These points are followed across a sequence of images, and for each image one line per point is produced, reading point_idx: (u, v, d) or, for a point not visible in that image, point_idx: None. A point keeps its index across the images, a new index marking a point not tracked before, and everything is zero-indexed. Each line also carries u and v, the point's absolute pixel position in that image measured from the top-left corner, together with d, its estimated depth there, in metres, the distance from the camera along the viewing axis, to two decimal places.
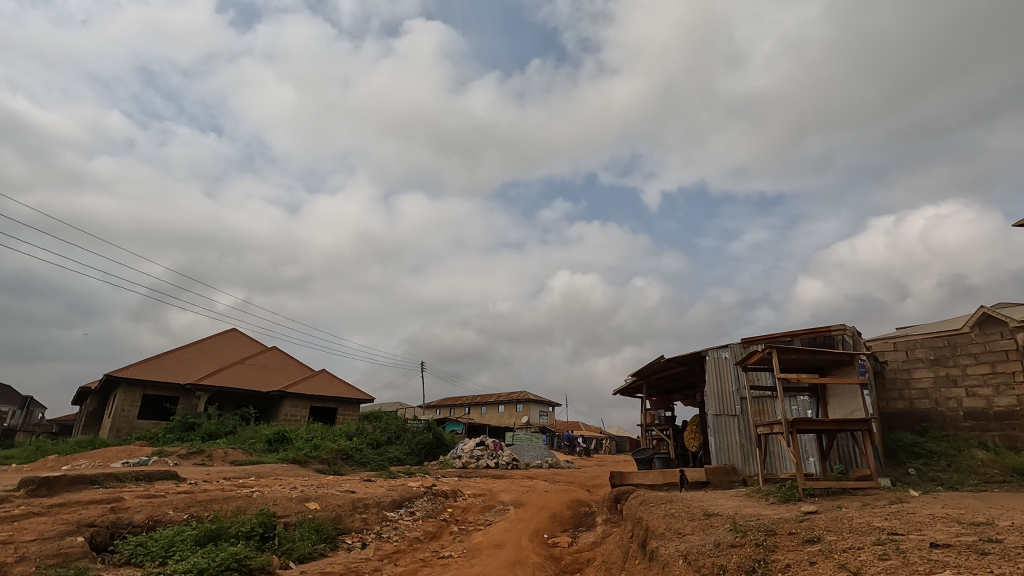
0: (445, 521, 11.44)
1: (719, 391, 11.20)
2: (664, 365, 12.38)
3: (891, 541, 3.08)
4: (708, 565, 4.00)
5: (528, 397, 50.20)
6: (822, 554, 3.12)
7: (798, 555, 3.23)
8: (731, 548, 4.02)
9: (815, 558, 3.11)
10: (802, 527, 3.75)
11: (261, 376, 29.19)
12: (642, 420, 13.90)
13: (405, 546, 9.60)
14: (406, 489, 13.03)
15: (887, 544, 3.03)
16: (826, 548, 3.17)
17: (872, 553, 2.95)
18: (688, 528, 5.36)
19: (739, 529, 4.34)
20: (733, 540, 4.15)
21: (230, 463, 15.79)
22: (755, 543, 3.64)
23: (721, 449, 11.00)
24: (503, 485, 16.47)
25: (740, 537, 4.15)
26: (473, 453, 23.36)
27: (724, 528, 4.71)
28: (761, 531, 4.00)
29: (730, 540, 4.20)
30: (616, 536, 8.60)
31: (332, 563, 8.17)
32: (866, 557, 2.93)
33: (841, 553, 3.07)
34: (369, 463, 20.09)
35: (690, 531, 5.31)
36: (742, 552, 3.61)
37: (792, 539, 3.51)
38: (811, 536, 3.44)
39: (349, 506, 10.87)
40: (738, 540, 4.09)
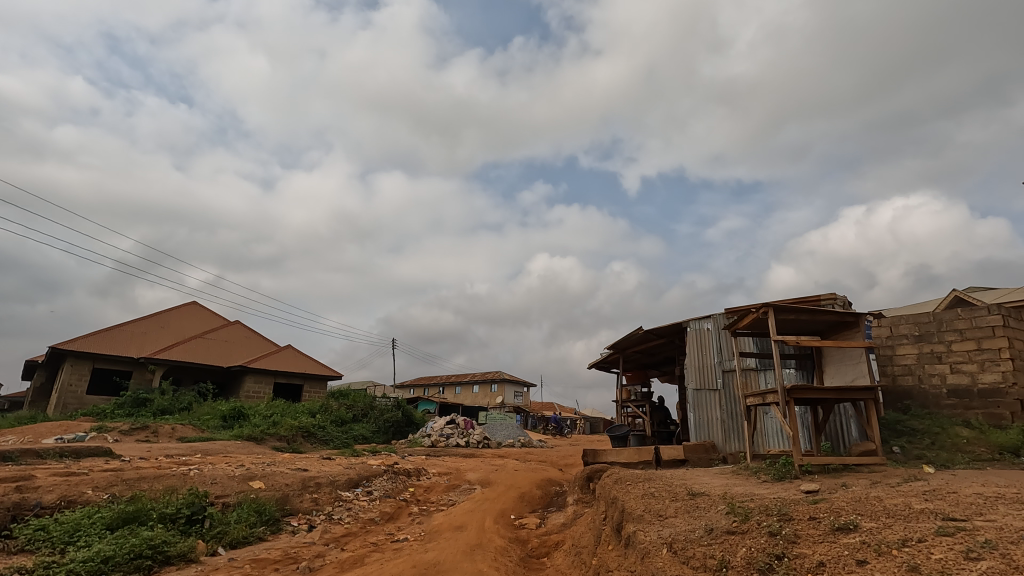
0: (405, 501, 10.60)
1: (701, 364, 10.51)
2: (642, 337, 11.64)
3: (963, 533, 2.35)
4: (701, 557, 3.22)
5: (502, 377, 49.62)
6: (875, 550, 2.37)
7: (835, 550, 2.48)
8: (732, 536, 3.23)
9: (865, 555, 2.36)
10: (825, 511, 2.98)
11: (222, 350, 27.85)
12: (618, 396, 13.19)
13: (357, 529, 8.72)
14: (365, 468, 12.14)
15: (962, 539, 2.30)
16: (878, 542, 2.42)
17: (952, 551, 2.21)
18: (671, 510, 4.58)
19: (737, 512, 3.57)
20: (733, 526, 3.36)
21: (178, 440, 14.67)
22: (770, 532, 2.86)
23: (700, 425, 10.33)
24: (471, 464, 15.71)
25: (741, 523, 3.37)
26: (443, 432, 22.57)
27: (716, 510, 3.94)
28: (769, 516, 3.23)
29: (727, 526, 3.42)
30: (588, 519, 7.85)
31: (269, 548, 7.23)
32: (946, 557, 2.18)
33: (902, 548, 2.32)
34: (332, 441, 19.12)
35: (674, 514, 4.53)
36: (755, 543, 2.83)
37: (818, 527, 2.74)
38: (847, 523, 2.69)
39: (298, 485, 9.93)
40: (740, 526, 3.32)
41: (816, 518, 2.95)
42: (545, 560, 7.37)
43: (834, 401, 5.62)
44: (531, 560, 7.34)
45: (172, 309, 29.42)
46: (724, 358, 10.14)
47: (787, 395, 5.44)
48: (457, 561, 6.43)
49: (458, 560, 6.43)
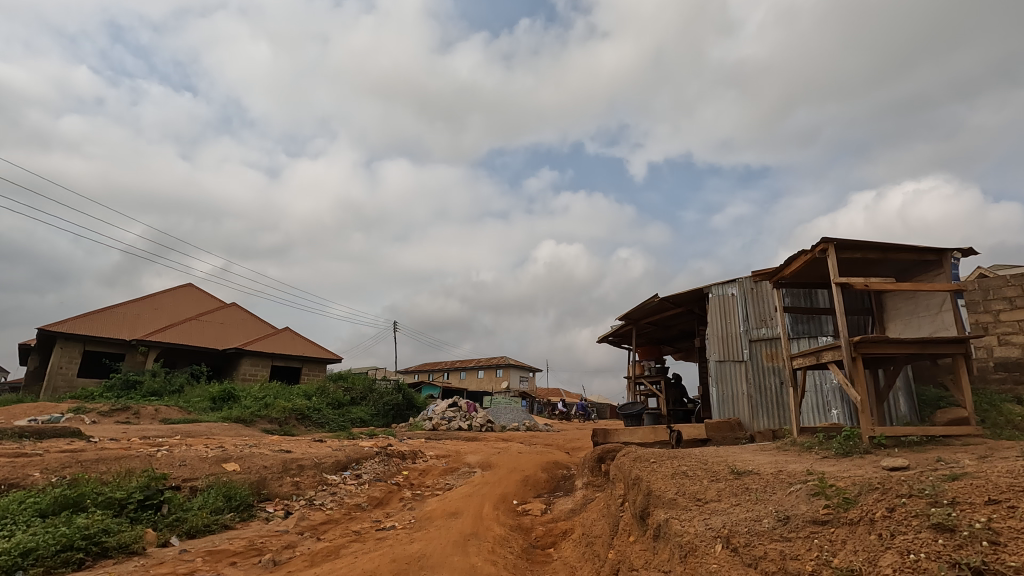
0: (398, 485, 9.65)
1: (724, 334, 9.43)
2: (657, 307, 10.56)
3: None
4: (799, 560, 2.20)
5: (508, 362, 48.73)
6: None
7: None
8: (850, 529, 2.25)
9: None
10: (1007, 492, 2.09)
11: (218, 332, 27.04)
12: (630, 372, 12.14)
13: (340, 516, 7.76)
14: (357, 450, 11.20)
15: None
16: None
17: None
18: (714, 495, 3.56)
19: (826, 493, 2.56)
20: (833, 515, 2.37)
21: (160, 421, 13.79)
22: (953, 529, 1.96)
23: (723, 401, 9.27)
24: (473, 446, 14.78)
25: (843, 510, 2.37)
26: (445, 415, 21.70)
27: (784, 492, 2.92)
28: (903, 497, 2.27)
29: (825, 516, 2.40)
30: (601, 503, 6.85)
31: (233, 538, 6.27)
32: None
33: None
34: (328, 424, 18.25)
35: (718, 498, 3.49)
36: (937, 546, 1.91)
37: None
38: None
39: (280, 467, 9.02)
40: (848, 516, 2.31)
41: (1004, 503, 2.04)
42: (551, 552, 6.37)
43: (906, 357, 4.56)
44: (535, 551, 6.35)
45: (167, 291, 28.61)
46: (752, 327, 9.08)
47: (854, 349, 4.40)
48: (448, 553, 5.43)
49: (448, 553, 5.43)
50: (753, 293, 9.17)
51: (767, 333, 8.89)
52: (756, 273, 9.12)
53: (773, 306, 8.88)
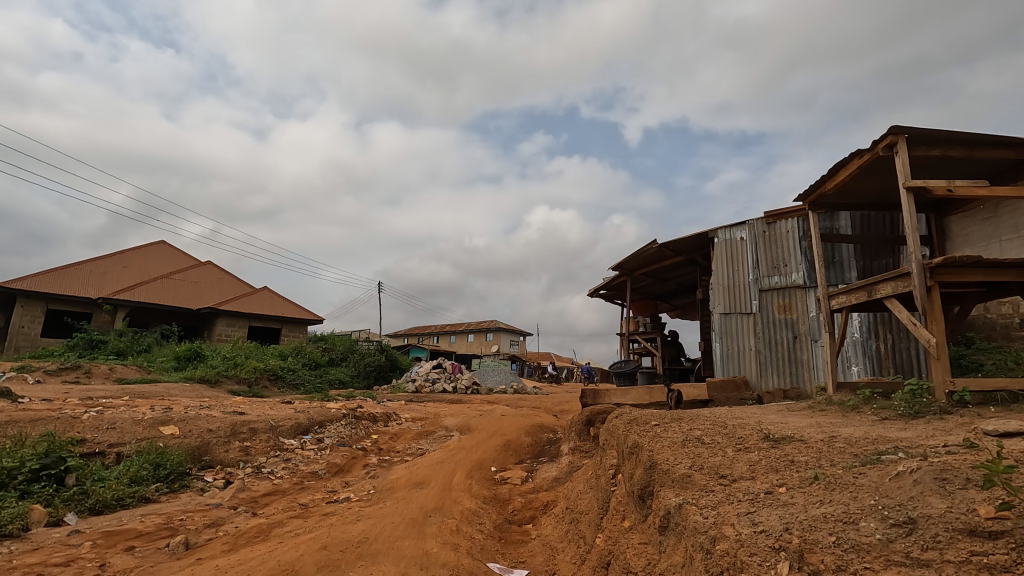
0: (363, 451, 8.66)
1: (731, 284, 8.34)
2: (655, 254, 9.44)
3: None
4: None
5: (498, 326, 47.84)
6: None
7: None
8: None
9: None
10: None
11: (191, 292, 25.78)
12: (624, 328, 11.10)
13: (289, 486, 6.74)
14: (322, 411, 10.19)
15: None
16: None
17: None
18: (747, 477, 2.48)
19: (994, 486, 1.54)
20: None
21: (114, 382, 12.74)
22: None
23: (728, 358, 8.22)
24: (454, 409, 13.86)
25: None
26: (428, 376, 20.80)
27: (883, 479, 1.86)
28: None
29: (1002, 530, 1.42)
30: (589, 472, 5.85)
31: (146, 514, 5.20)
32: None
33: None
34: (303, 385, 17.26)
35: (754, 481, 2.42)
36: None
37: None
38: None
39: (228, 431, 7.98)
40: None
41: None
42: (529, 529, 5.39)
43: (978, 294, 4.05)
44: (510, 528, 5.38)
45: (137, 248, 27.15)
46: (763, 275, 8.02)
47: (927, 277, 3.39)
48: (400, 536, 4.40)
49: (399, 535, 4.40)
50: (766, 238, 8.06)
51: (780, 281, 7.85)
52: (769, 214, 8.02)
53: (788, 250, 7.80)
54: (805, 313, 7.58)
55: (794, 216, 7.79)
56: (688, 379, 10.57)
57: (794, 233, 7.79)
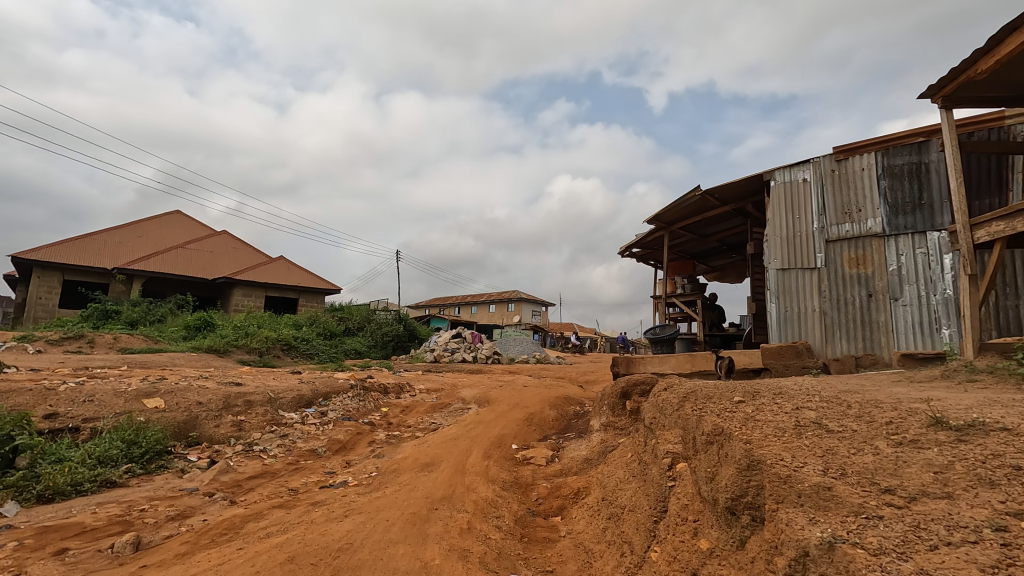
0: (371, 425, 7.83)
1: (789, 234, 7.13)
2: (698, 204, 8.25)
3: None
4: None
5: (520, 296, 46.91)
6: None
7: None
8: None
9: None
10: None
11: (207, 261, 25.34)
12: (659, 291, 9.98)
13: (281, 467, 5.91)
14: (329, 382, 9.40)
15: None
16: None
17: None
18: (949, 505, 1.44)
19: None
20: None
21: (117, 351, 12.17)
22: None
23: (786, 321, 7.06)
24: (473, 379, 13.01)
25: None
26: (447, 346, 20.01)
27: None
28: None
29: None
30: (629, 455, 4.85)
31: (103, 503, 4.40)
32: None
33: None
34: (317, 355, 16.64)
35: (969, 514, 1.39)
36: None
37: None
38: None
39: (220, 404, 7.21)
40: None
41: None
42: (557, 524, 4.44)
43: None
44: (534, 522, 4.46)
45: (151, 218, 26.74)
46: (830, 223, 6.82)
47: None
48: (394, 541, 3.48)
49: (393, 541, 3.48)
50: (835, 178, 6.81)
51: (851, 230, 6.65)
52: (839, 149, 6.78)
53: (862, 192, 6.59)
54: (882, 267, 6.39)
55: (871, 150, 6.58)
56: (733, 345, 9.44)
57: (870, 171, 6.57)
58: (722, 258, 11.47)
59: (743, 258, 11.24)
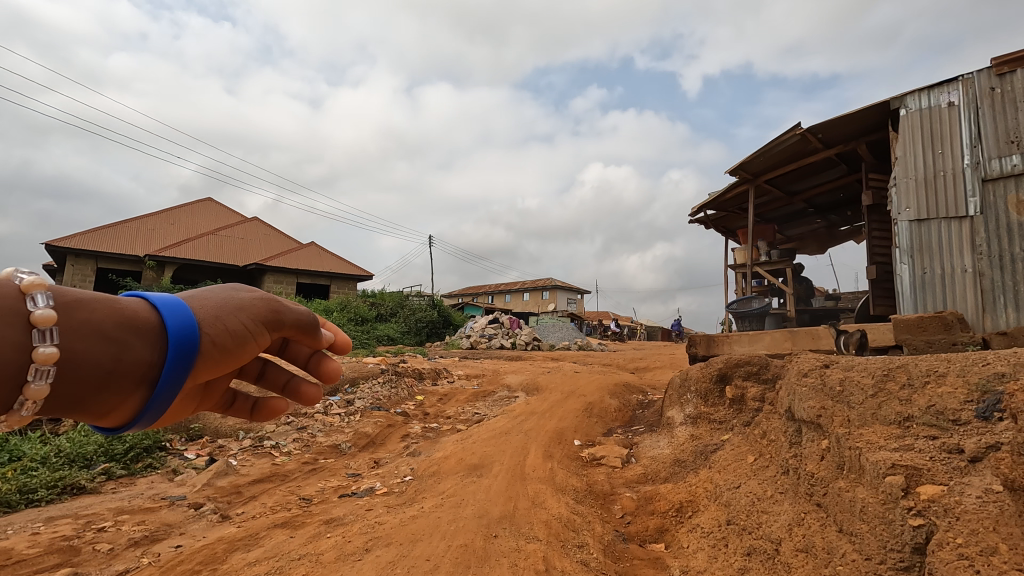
0: (404, 416, 6.68)
1: (927, 176, 5.56)
2: (796, 146, 6.73)
3: None
4: None
5: (555, 283, 45.51)
6: None
7: None
8: None
9: None
10: None
11: (238, 248, 24.85)
12: (737, 259, 8.50)
13: (294, 468, 4.78)
14: (357, 367, 8.31)
15: None
16: None
17: None
18: None
19: None
20: None
21: (138, 336, 11.44)
22: None
23: (924, 287, 5.50)
24: (515, 366, 11.80)
25: None
26: (484, 333, 18.86)
27: None
28: None
29: None
30: (757, 460, 3.51)
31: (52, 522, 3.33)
32: None
33: None
34: (348, 342, 15.72)
35: None
36: None
37: None
38: None
39: (229, 392, 6.16)
40: None
41: None
42: (663, 555, 3.15)
43: None
44: (629, 552, 3.18)
45: (183, 206, 26.41)
46: (987, 157, 5.20)
47: None
48: None
49: None
50: (996, 98, 5.16)
51: (1018, 164, 4.98)
52: (1002, 60, 5.13)
53: None
54: None
55: None
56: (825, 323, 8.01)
57: None
58: (803, 223, 9.87)
59: (831, 222, 9.62)
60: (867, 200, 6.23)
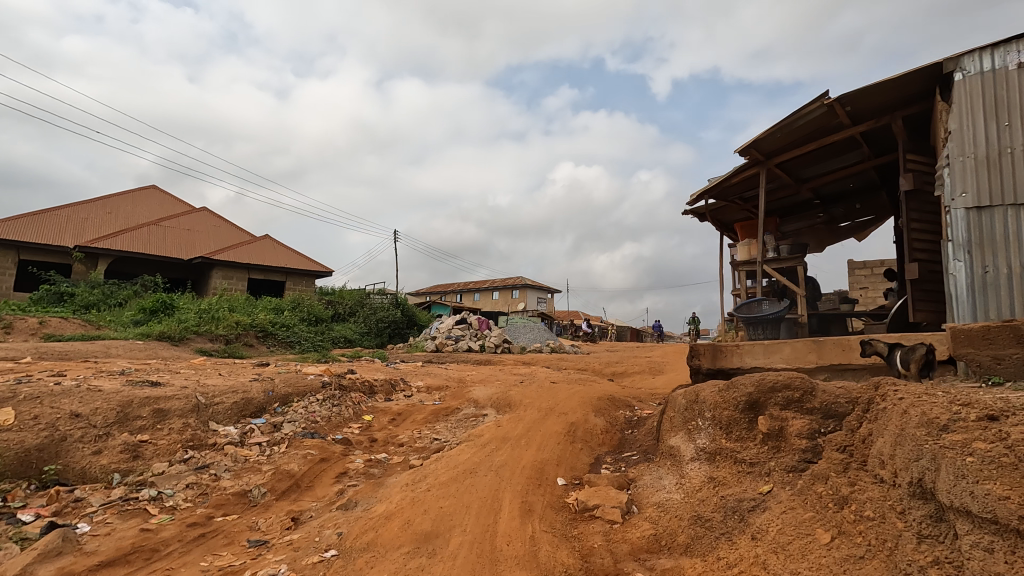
0: (344, 445, 5.35)
1: (989, 153, 4.53)
2: (820, 120, 5.66)
3: None
4: None
5: (526, 282, 44.38)
6: None
7: None
8: None
9: None
10: None
11: (183, 240, 22.82)
12: (740, 256, 7.44)
13: (173, 535, 3.42)
14: (294, 379, 6.91)
15: None
16: None
17: None
18: None
19: None
20: None
21: (39, 339, 9.71)
22: None
23: (984, 290, 4.49)
24: (482, 373, 10.54)
25: None
26: (451, 334, 17.53)
27: None
28: None
29: None
30: (842, 542, 2.46)
31: None
32: None
33: None
34: (298, 344, 14.16)
35: None
36: None
37: None
38: None
39: (110, 418, 4.72)
40: None
41: None
42: None
43: None
44: None
45: (122, 194, 24.16)
46: None
47: None
48: None
49: None
50: None
51: None
52: None
53: None
54: None
55: None
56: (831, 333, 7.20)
57: None
58: (803, 218, 8.93)
59: (833, 217, 8.71)
60: (906, 185, 5.23)
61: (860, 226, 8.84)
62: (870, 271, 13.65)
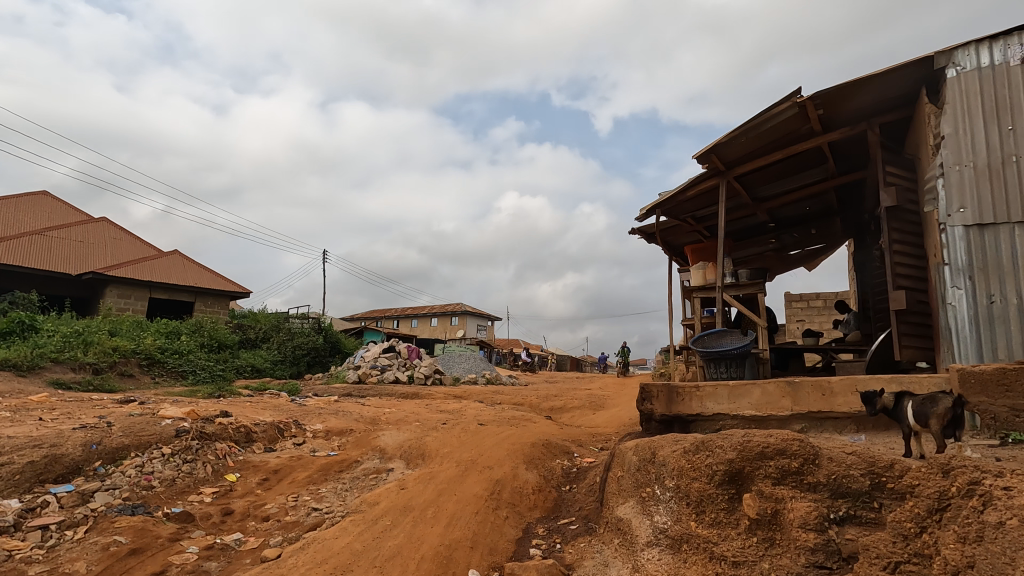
0: (180, 524, 3.89)
1: (992, 162, 3.82)
2: (788, 124, 4.89)
3: None
4: None
5: (465, 309, 43.04)
6: None
7: None
8: None
9: None
10: None
11: (73, 252, 20.11)
12: (695, 281, 6.57)
13: None
14: (140, 425, 5.32)
15: None
16: None
17: None
18: None
19: None
20: None
21: None
22: None
23: (988, 324, 3.71)
24: (400, 411, 9.14)
25: None
26: (376, 363, 15.94)
27: None
28: None
29: None
30: None
31: None
32: None
33: None
34: (191, 374, 12.21)
35: None
36: None
37: None
38: None
39: None
40: None
41: None
42: None
43: None
44: None
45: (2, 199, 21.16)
46: None
47: None
48: None
49: None
50: None
51: None
52: None
53: None
54: None
55: None
56: (790, 370, 6.47)
57: None
58: (753, 243, 8.25)
59: (784, 243, 8.09)
60: (888, 201, 4.49)
61: (810, 254, 8.28)
62: (808, 303, 13.35)
